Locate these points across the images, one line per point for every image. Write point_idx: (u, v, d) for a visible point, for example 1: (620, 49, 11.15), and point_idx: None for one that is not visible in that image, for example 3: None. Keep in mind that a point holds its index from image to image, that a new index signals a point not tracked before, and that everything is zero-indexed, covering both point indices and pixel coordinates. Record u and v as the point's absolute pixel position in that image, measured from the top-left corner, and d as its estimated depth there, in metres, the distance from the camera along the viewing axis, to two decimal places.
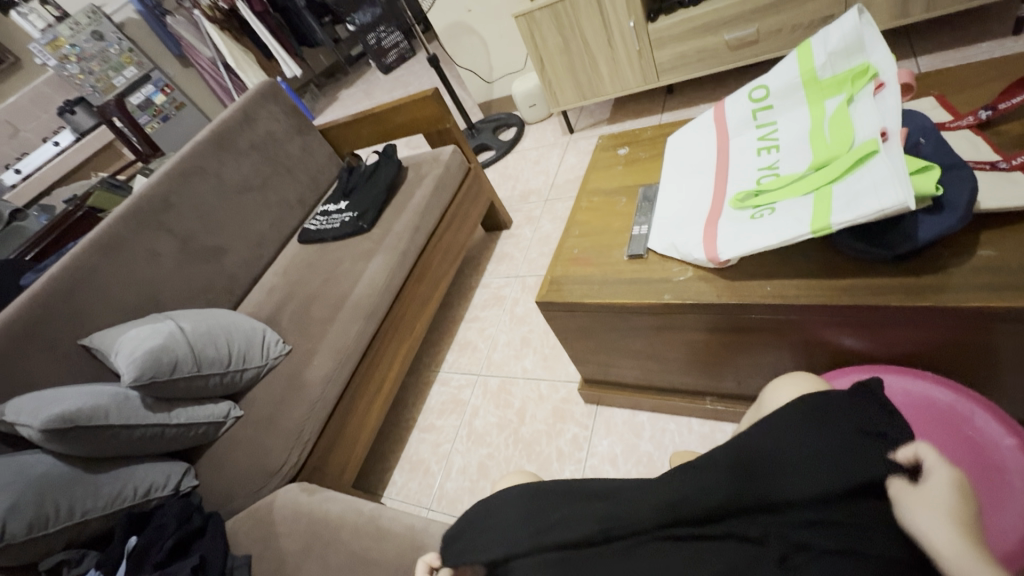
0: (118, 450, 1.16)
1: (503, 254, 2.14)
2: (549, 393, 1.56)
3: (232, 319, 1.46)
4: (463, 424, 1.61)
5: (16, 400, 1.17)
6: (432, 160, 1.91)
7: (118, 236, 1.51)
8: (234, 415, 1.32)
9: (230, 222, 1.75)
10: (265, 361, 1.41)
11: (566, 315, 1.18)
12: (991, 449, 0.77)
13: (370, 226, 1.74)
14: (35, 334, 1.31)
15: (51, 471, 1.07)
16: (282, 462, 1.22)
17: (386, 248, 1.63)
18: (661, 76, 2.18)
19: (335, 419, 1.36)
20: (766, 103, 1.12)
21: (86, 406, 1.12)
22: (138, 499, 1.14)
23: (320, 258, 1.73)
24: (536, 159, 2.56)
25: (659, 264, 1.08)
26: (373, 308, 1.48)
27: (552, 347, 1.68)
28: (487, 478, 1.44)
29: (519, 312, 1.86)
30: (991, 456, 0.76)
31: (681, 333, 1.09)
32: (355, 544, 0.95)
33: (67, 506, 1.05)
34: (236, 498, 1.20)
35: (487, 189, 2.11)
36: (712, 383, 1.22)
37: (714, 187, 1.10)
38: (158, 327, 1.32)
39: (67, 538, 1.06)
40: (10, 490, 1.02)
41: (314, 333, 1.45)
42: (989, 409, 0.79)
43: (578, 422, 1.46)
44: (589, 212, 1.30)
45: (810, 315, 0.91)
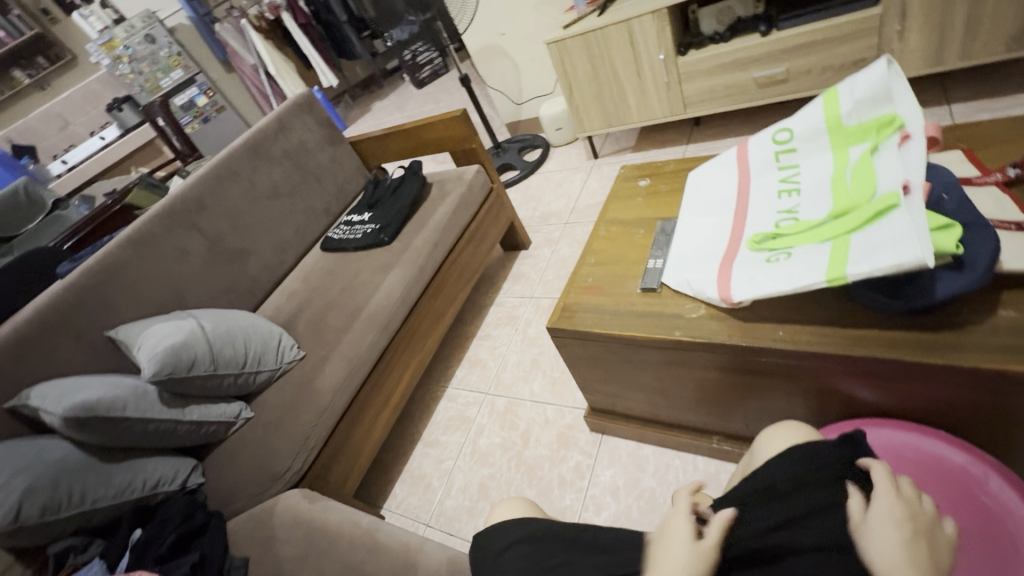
0: (132, 442, 1.20)
1: (519, 274, 2.15)
2: (555, 418, 1.56)
3: (251, 321, 1.50)
4: (467, 442, 1.61)
5: (43, 385, 1.23)
6: (456, 178, 1.95)
7: (152, 234, 1.57)
8: (244, 416, 1.35)
9: (258, 226, 1.81)
10: (279, 365, 1.44)
11: (576, 342, 1.18)
12: (1004, 516, 0.73)
13: (391, 239, 1.78)
14: (66, 322, 1.36)
15: (67, 458, 1.11)
16: (287, 466, 1.25)
17: (405, 262, 1.66)
18: (688, 109, 2.19)
19: (342, 428, 1.38)
20: (789, 146, 1.12)
21: (106, 397, 1.16)
22: (146, 492, 1.17)
23: (340, 267, 1.77)
24: (559, 182, 2.58)
25: (672, 300, 1.09)
26: (387, 320, 1.51)
27: (561, 372, 1.68)
28: (486, 500, 1.44)
29: (531, 334, 1.87)
30: (1004, 524, 0.73)
31: (691, 370, 1.09)
32: (349, 556, 0.96)
33: (79, 493, 1.08)
34: (239, 499, 1.22)
35: (508, 209, 2.14)
36: (719, 422, 1.21)
37: (732, 226, 1.10)
38: (180, 325, 1.36)
39: (75, 526, 1.08)
40: (28, 472, 1.06)
41: (329, 341, 1.48)
42: (1003, 473, 0.76)
43: (582, 450, 1.45)
44: (606, 241, 1.31)
45: (821, 363, 0.90)
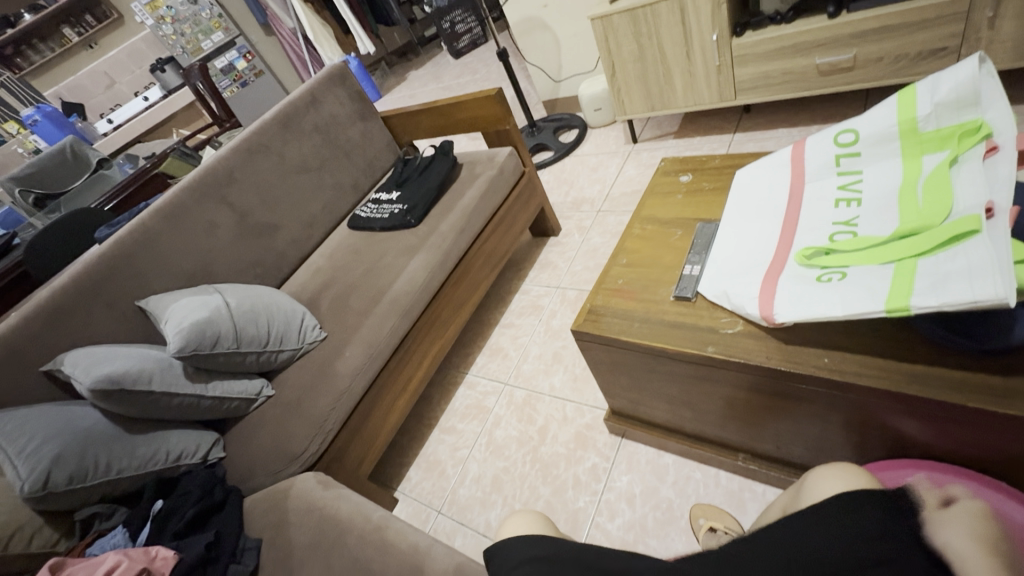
0: (157, 414, 1.22)
1: (547, 262, 2.09)
2: (574, 416, 1.52)
3: (275, 299, 1.50)
4: (484, 432, 1.60)
5: (75, 352, 1.26)
6: (488, 161, 1.89)
7: (182, 205, 1.58)
8: (265, 394, 1.37)
9: (287, 201, 1.80)
10: (301, 345, 1.44)
11: (600, 348, 1.13)
12: None
13: (418, 221, 1.75)
14: (98, 291, 1.39)
15: (95, 428, 1.15)
16: (304, 448, 1.25)
17: (430, 247, 1.62)
18: (738, 95, 2.04)
19: (360, 412, 1.38)
20: (853, 150, 1.01)
21: (132, 370, 1.18)
22: (168, 464, 1.20)
23: (366, 247, 1.75)
24: (594, 166, 2.48)
25: (707, 312, 1.02)
26: (409, 307, 1.49)
27: (583, 368, 1.64)
28: (499, 493, 1.42)
29: (554, 326, 1.82)
30: None
31: (721, 387, 1.02)
32: (358, 551, 0.96)
33: (105, 463, 1.12)
34: (257, 476, 1.23)
35: (540, 195, 2.07)
36: (747, 440, 1.14)
37: (780, 235, 1.01)
38: (206, 300, 1.37)
39: (102, 492, 1.13)
40: (57, 440, 1.10)
41: (350, 324, 1.47)
42: None
43: (599, 452, 1.41)
44: (640, 241, 1.24)
45: (869, 397, 0.82)
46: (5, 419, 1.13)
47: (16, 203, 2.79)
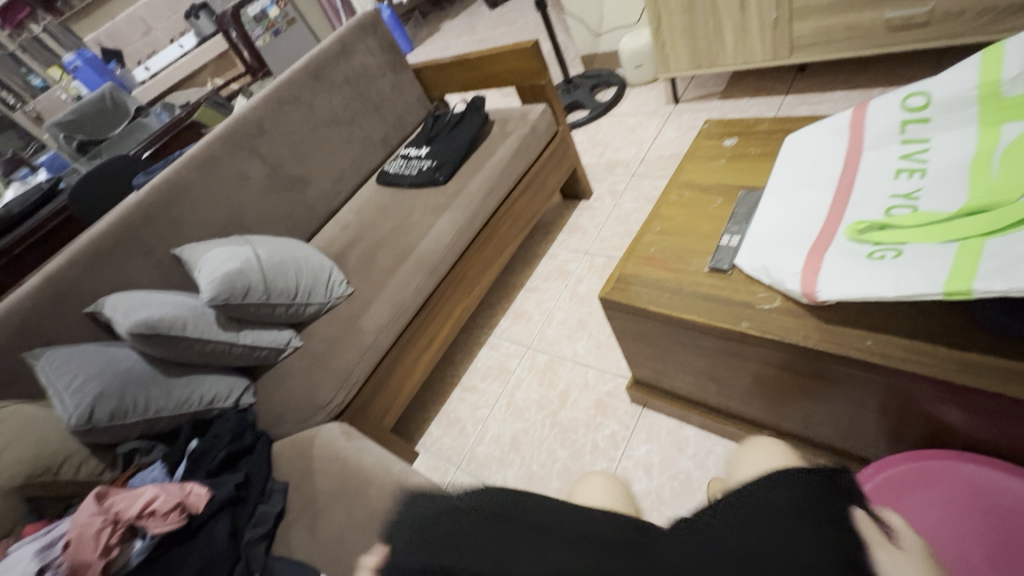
0: (191, 359, 1.27)
1: (576, 226, 2.04)
2: (595, 383, 1.52)
3: (304, 253, 1.52)
4: (504, 393, 1.61)
5: (114, 296, 1.31)
6: (520, 118, 1.82)
7: (214, 155, 1.58)
8: (293, 345, 1.40)
9: (317, 154, 1.79)
10: (328, 299, 1.46)
11: (627, 317, 1.10)
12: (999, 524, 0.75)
13: (446, 179, 1.71)
14: (135, 238, 1.43)
15: (134, 369, 1.21)
16: (330, 399, 1.29)
17: (458, 206, 1.60)
18: (794, 52, 1.89)
19: (384, 368, 1.40)
20: (922, 115, 0.92)
21: (168, 315, 1.22)
22: (202, 406, 1.25)
23: (394, 203, 1.73)
24: (631, 127, 2.37)
25: (743, 285, 0.97)
26: (434, 266, 1.48)
27: (608, 336, 1.62)
28: (517, 453, 1.45)
29: (581, 292, 1.79)
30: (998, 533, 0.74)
31: (751, 363, 0.99)
32: (379, 501, 0.99)
33: (143, 402, 1.18)
34: (284, 423, 1.28)
35: (572, 156, 1.99)
36: (773, 418, 1.11)
37: (830, 208, 0.94)
38: (237, 251, 1.39)
39: (141, 429, 1.19)
40: (100, 379, 1.15)
41: (376, 281, 1.47)
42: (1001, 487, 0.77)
43: (619, 420, 1.41)
44: (675, 207, 1.18)
45: (914, 383, 0.78)
46: (52, 354, 1.20)
47: (61, 148, 2.87)
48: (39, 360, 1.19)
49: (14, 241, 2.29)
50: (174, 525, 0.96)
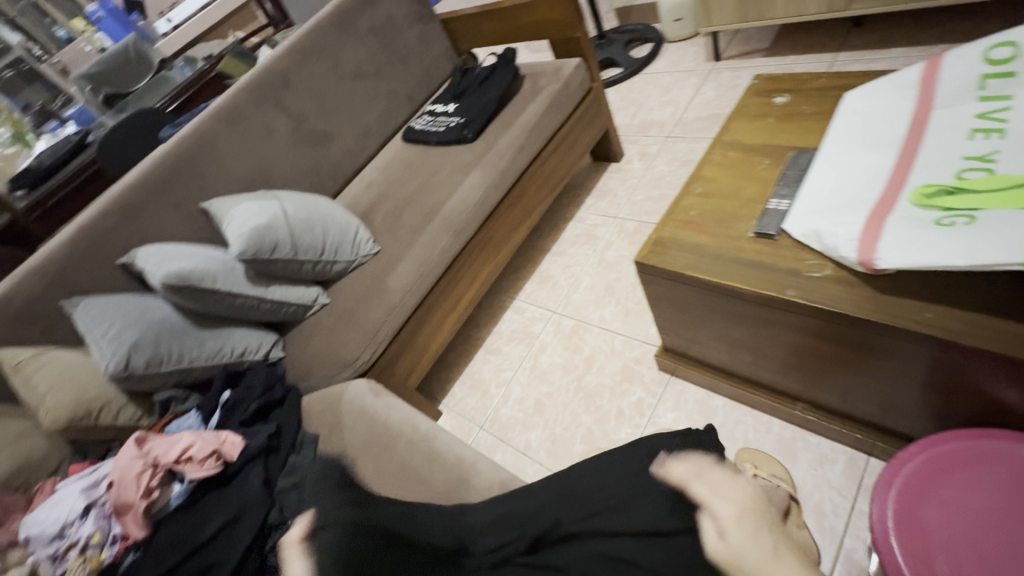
0: (222, 312, 1.28)
1: (606, 189, 1.98)
2: (622, 349, 1.49)
3: (331, 210, 1.50)
4: (529, 356, 1.60)
5: (146, 248, 1.32)
6: (553, 73, 1.74)
7: (240, 107, 1.55)
8: (320, 302, 1.40)
9: (343, 108, 1.74)
10: (354, 257, 1.45)
11: (663, 282, 1.06)
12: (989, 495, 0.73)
13: (474, 136, 1.66)
14: (164, 191, 1.43)
15: (167, 319, 1.23)
16: (358, 356, 1.29)
17: (486, 164, 1.55)
18: (851, 4, 1.75)
19: (410, 327, 1.39)
20: (1006, 69, 0.85)
21: (199, 268, 1.22)
22: (234, 358, 1.27)
23: (420, 161, 1.69)
24: (667, 86, 2.25)
25: (791, 252, 0.92)
26: (461, 226, 1.45)
27: (636, 302, 1.58)
28: (540, 416, 1.45)
29: (609, 257, 1.75)
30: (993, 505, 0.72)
31: (793, 334, 0.94)
32: (407, 457, 1.00)
33: (177, 351, 1.20)
34: (313, 377, 1.29)
35: (605, 115, 1.91)
36: (810, 391, 1.08)
37: (892, 171, 0.87)
38: (264, 206, 1.38)
39: (176, 379, 1.22)
40: (135, 328, 1.17)
41: (403, 240, 1.45)
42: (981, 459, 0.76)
43: (646, 388, 1.39)
44: (719, 169, 1.12)
45: (977, 360, 0.73)
46: (90, 303, 1.23)
47: (89, 101, 2.87)
48: (78, 308, 1.22)
49: (47, 193, 2.33)
50: (212, 470, 0.99)
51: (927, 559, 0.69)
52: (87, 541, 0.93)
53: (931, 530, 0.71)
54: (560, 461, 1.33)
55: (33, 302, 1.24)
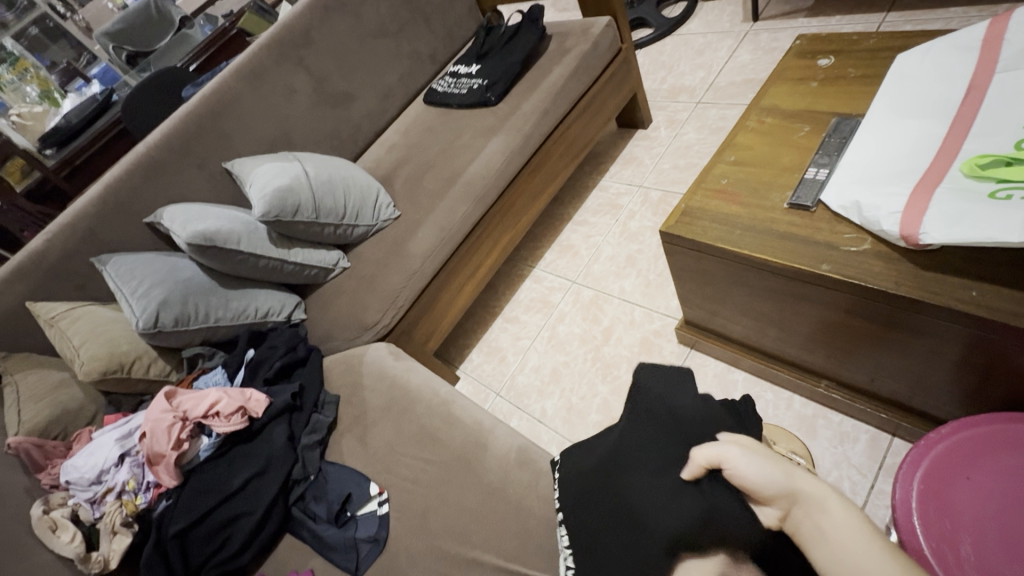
0: (246, 273, 1.30)
1: (631, 157, 1.92)
2: (642, 321, 1.48)
3: (352, 173, 1.48)
4: (547, 325, 1.60)
5: (171, 207, 1.33)
6: (581, 33, 1.67)
7: (262, 65, 1.53)
8: (341, 266, 1.40)
9: (364, 67, 1.70)
10: (375, 222, 1.44)
11: (689, 253, 1.03)
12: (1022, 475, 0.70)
13: (498, 99, 1.61)
14: (187, 150, 1.43)
15: (193, 279, 1.25)
16: (378, 319, 1.30)
17: (509, 128, 1.51)
18: None
19: (429, 293, 1.39)
20: None
21: (223, 229, 1.23)
22: (257, 318, 1.30)
23: (441, 124, 1.66)
24: (700, 48, 2.15)
25: (828, 224, 0.88)
26: (483, 192, 1.43)
27: (659, 274, 1.55)
28: (556, 385, 1.45)
29: (632, 227, 1.71)
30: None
31: (821, 309, 0.92)
32: (426, 420, 1.01)
33: (203, 311, 1.22)
34: (334, 340, 1.31)
35: (634, 78, 1.83)
36: (836, 368, 1.05)
37: (944, 139, 0.82)
38: (286, 168, 1.38)
39: (203, 337, 1.25)
40: (163, 286, 1.20)
41: (424, 204, 1.43)
42: (1007, 442, 0.73)
43: (664, 360, 1.38)
44: (754, 135, 1.07)
45: (1020, 342, 0.70)
46: (119, 261, 1.25)
47: (112, 60, 2.87)
48: (107, 265, 1.25)
49: (75, 152, 2.37)
50: (237, 425, 1.02)
51: (953, 540, 0.68)
52: (123, 487, 0.98)
53: (958, 512, 0.70)
54: (576, 429, 1.34)
55: (65, 258, 1.27)
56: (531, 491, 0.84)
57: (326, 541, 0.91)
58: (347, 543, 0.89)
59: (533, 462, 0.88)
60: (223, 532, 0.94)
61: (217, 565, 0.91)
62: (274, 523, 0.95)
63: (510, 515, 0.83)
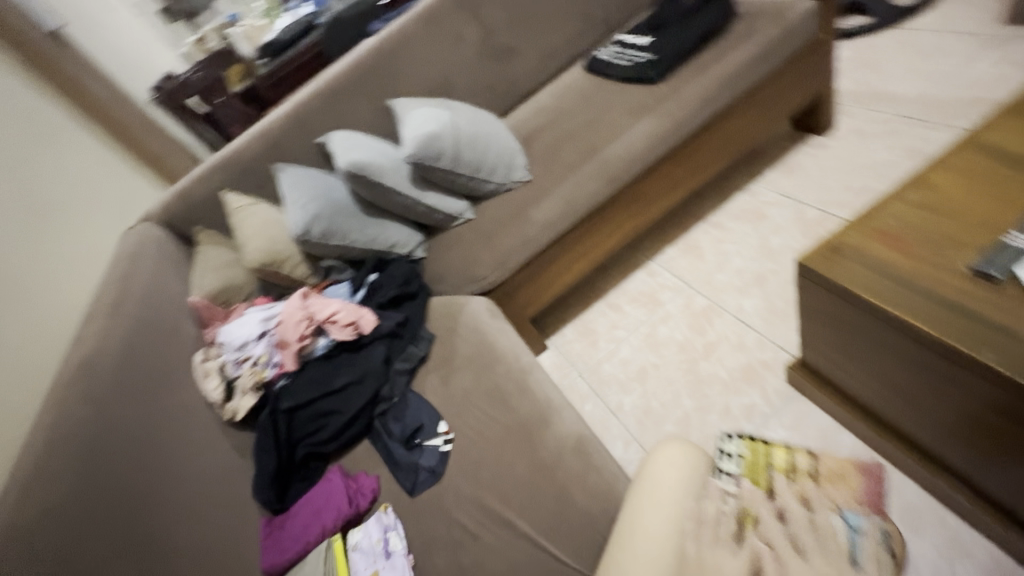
0: (385, 206, 1.43)
1: (796, 164, 1.71)
2: (751, 347, 1.37)
3: (495, 130, 1.53)
4: (648, 323, 1.55)
5: (338, 134, 1.49)
6: (774, 17, 1.48)
7: (440, 12, 1.61)
8: (465, 217, 1.48)
9: (532, 24, 1.70)
10: (505, 181, 1.48)
11: (822, 294, 0.92)
12: None
13: (659, 79, 1.52)
14: (362, 83, 1.58)
15: (341, 202, 1.41)
16: (484, 275, 1.37)
17: (663, 112, 1.43)
18: None
19: (538, 261, 1.42)
20: None
21: (373, 162, 1.36)
22: (384, 249, 1.44)
23: (594, 95, 1.61)
24: (925, 49, 1.79)
25: (1014, 305, 0.72)
26: (617, 174, 1.39)
27: (786, 302, 1.41)
28: (640, 384, 1.42)
29: (771, 244, 1.55)
30: None
31: (965, 397, 0.78)
32: (502, 381, 1.07)
33: (343, 232, 1.39)
34: (442, 283, 1.41)
35: (824, 76, 1.60)
36: (970, 469, 0.90)
37: None
38: (438, 115, 1.46)
39: (338, 253, 1.42)
40: (318, 203, 1.38)
41: (555, 174, 1.44)
42: None
43: (764, 395, 1.27)
44: (952, 176, 0.89)
45: None
46: (290, 173, 1.46)
47: None
48: (281, 172, 1.46)
49: None
50: (347, 336, 1.19)
51: None
52: (257, 359, 1.20)
53: None
54: (647, 433, 1.32)
55: (253, 160, 1.52)
56: (578, 481, 0.86)
57: (394, 456, 1.03)
58: (410, 465, 1.01)
59: (589, 455, 0.88)
60: (319, 420, 1.11)
61: (308, 446, 1.08)
62: (358, 426, 1.10)
63: (553, 496, 0.86)
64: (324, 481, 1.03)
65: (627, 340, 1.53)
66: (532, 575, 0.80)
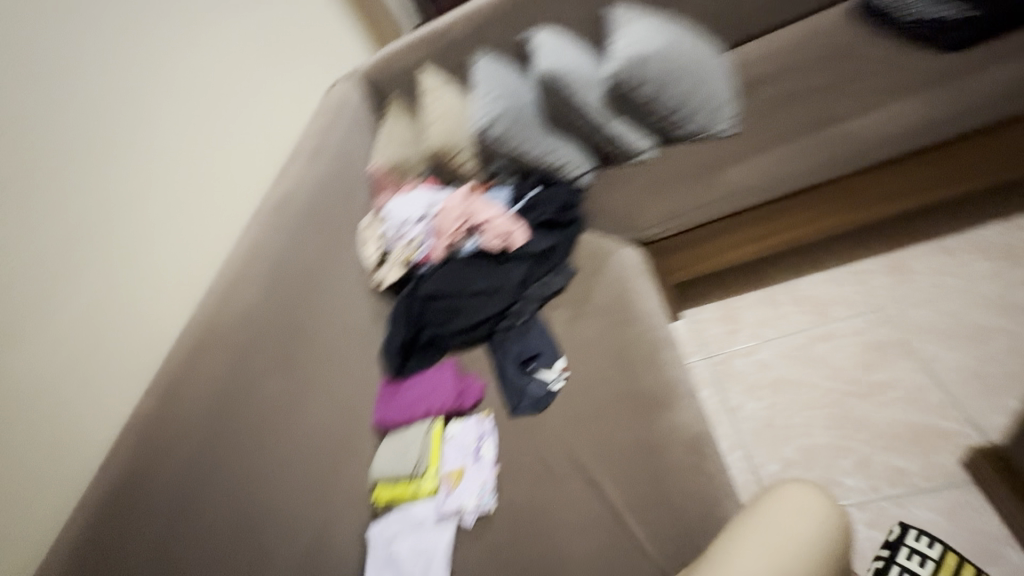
0: (567, 122, 1.34)
1: None
2: (928, 406, 1.15)
3: (713, 67, 1.33)
4: (806, 332, 1.34)
5: (542, 32, 1.39)
6: None
7: None
8: (647, 155, 1.35)
9: None
10: (706, 127, 1.30)
11: None
12: None
13: (954, 48, 1.17)
14: None
15: (526, 107, 1.35)
16: (648, 226, 1.27)
17: (940, 97, 1.12)
18: None
19: (711, 229, 1.27)
20: None
21: (572, 72, 1.28)
22: (553, 167, 1.36)
23: (853, 48, 1.29)
24: None
25: None
26: (845, 158, 1.15)
27: (1003, 375, 1.14)
28: (771, 394, 1.28)
29: (1011, 296, 1.22)
30: None
31: None
32: (631, 343, 1.01)
33: (520, 138, 1.34)
34: (599, 220, 1.32)
35: None
36: None
37: None
38: (656, 34, 1.30)
39: (507, 159, 1.37)
40: (504, 102, 1.33)
41: (768, 138, 1.23)
42: None
43: (921, 465, 1.09)
44: None
45: None
46: (487, 65, 1.42)
47: None
48: (479, 64, 1.43)
49: None
50: (494, 248, 1.19)
51: None
52: (409, 239, 1.24)
53: None
54: (759, 446, 1.22)
55: (454, 41, 1.50)
56: (681, 475, 0.81)
57: (505, 374, 1.07)
58: (518, 388, 1.03)
59: (702, 455, 0.82)
60: (448, 315, 1.16)
61: (433, 334, 1.15)
62: (483, 333, 1.16)
63: (650, 477, 0.83)
64: (437, 372, 1.10)
65: (775, 343, 1.36)
66: (604, 539, 0.81)
